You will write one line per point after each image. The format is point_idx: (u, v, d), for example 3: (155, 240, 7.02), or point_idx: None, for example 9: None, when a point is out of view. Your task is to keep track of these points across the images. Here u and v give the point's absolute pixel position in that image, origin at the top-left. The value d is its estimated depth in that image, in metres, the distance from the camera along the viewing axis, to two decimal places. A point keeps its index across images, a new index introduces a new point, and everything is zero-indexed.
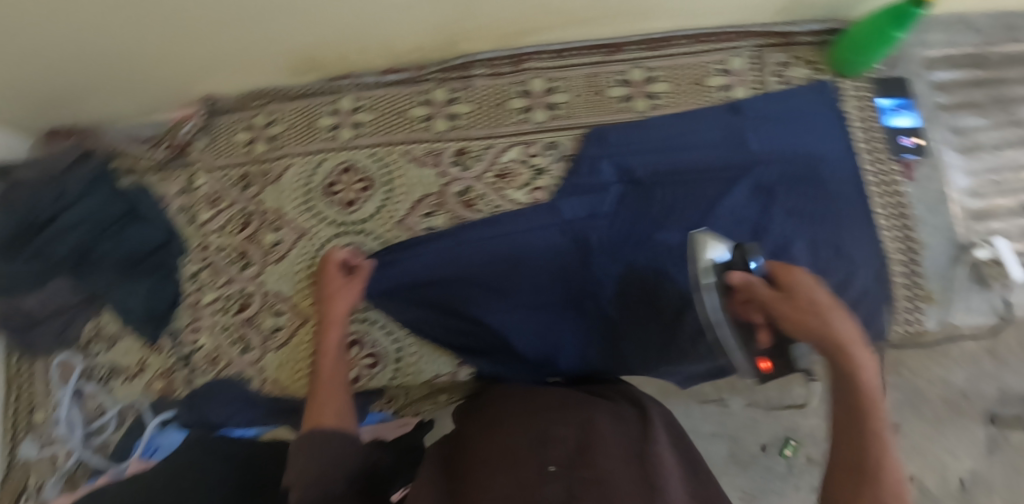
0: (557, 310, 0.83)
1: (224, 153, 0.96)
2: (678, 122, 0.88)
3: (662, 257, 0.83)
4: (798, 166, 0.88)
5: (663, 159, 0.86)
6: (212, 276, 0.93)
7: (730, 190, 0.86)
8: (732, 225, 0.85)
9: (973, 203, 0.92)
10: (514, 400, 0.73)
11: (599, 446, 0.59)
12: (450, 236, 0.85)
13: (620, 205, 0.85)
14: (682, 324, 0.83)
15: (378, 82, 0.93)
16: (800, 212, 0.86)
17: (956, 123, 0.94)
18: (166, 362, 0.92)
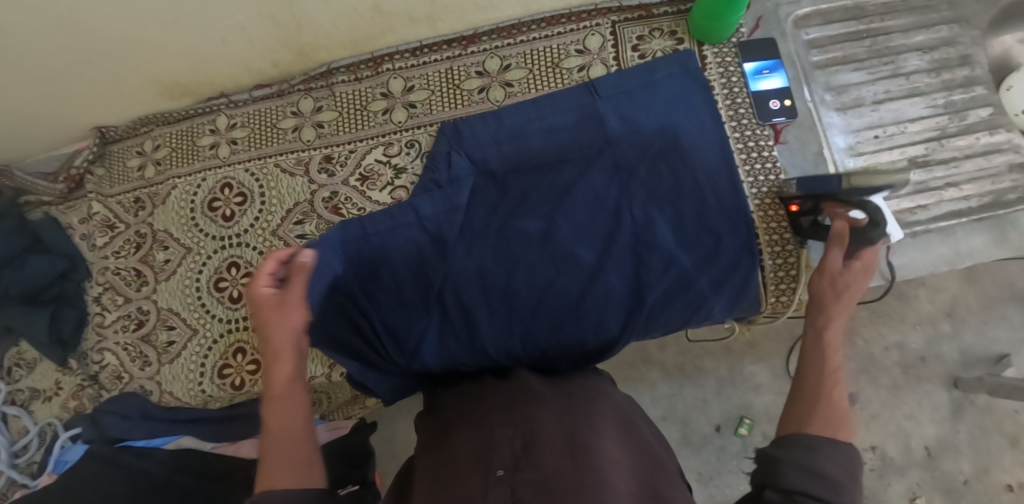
0: (412, 310, 0.83)
1: (118, 180, 1.01)
2: (532, 107, 0.88)
3: (519, 244, 0.83)
4: (655, 141, 0.84)
5: (514, 148, 0.86)
6: (112, 297, 0.98)
7: (586, 171, 0.84)
8: (592, 207, 0.84)
9: (854, 161, 0.89)
10: (461, 407, 0.69)
11: (545, 440, 0.56)
12: (316, 242, 0.83)
13: (476, 196, 0.86)
14: (543, 310, 0.82)
15: (250, 98, 0.98)
16: (662, 187, 0.83)
17: (834, 81, 0.92)
18: (75, 382, 0.97)
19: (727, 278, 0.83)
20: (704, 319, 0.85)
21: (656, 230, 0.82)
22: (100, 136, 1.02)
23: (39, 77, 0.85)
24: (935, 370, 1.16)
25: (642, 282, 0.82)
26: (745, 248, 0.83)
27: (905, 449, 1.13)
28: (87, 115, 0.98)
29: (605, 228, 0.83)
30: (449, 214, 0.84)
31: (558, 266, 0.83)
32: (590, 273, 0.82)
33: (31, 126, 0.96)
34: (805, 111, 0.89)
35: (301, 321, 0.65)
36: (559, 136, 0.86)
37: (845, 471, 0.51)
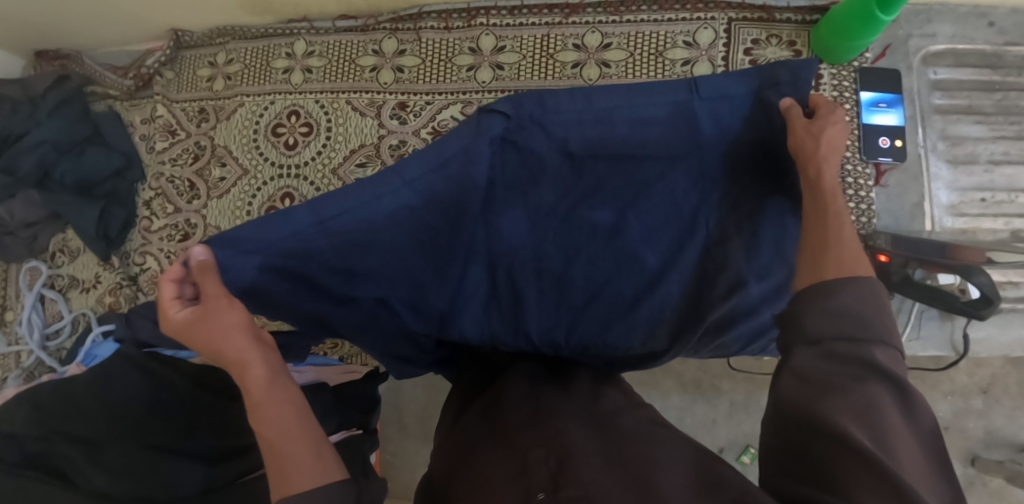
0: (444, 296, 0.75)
1: (186, 87, 0.99)
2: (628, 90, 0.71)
3: (582, 238, 0.77)
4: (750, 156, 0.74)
5: (595, 129, 0.70)
6: (163, 204, 0.97)
7: (670, 173, 0.74)
8: (665, 214, 0.76)
9: (951, 221, 0.83)
10: (488, 429, 0.64)
11: (579, 457, 0.52)
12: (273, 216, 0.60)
13: (543, 182, 0.73)
14: (592, 307, 0.80)
15: (333, 27, 0.94)
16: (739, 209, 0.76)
17: (950, 130, 0.85)
18: (114, 280, 0.98)
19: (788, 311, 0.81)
20: (756, 340, 0.84)
21: (727, 250, 0.77)
22: (174, 38, 0.99)
23: None
24: (956, 443, 1.12)
25: (700, 299, 0.78)
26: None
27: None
28: (165, 16, 0.95)
29: (677, 236, 0.77)
30: (463, 192, 0.67)
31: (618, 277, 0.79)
32: (654, 285, 0.78)
33: (107, 12, 0.93)
34: (912, 157, 0.84)
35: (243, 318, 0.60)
36: (646, 132, 0.71)
37: (868, 309, 0.47)
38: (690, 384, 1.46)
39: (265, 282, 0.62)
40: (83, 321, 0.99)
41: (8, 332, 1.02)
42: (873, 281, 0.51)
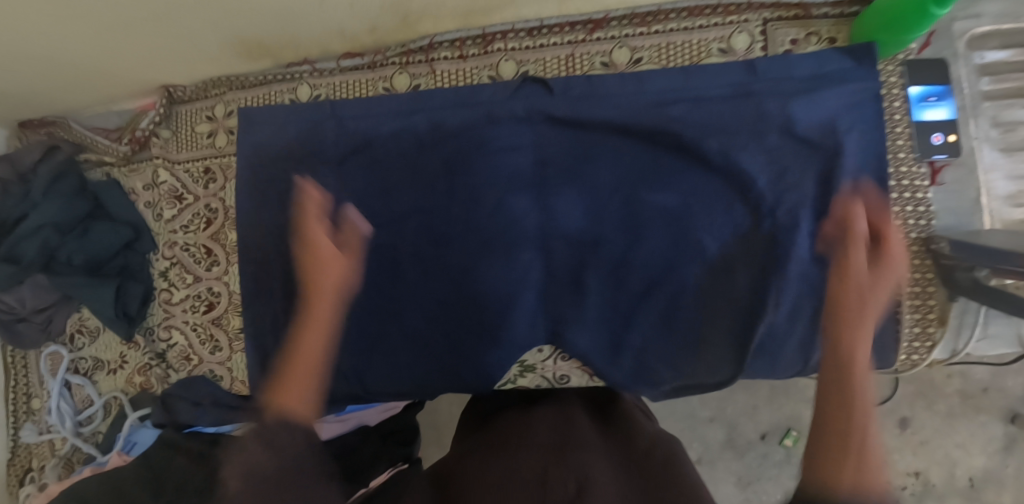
0: (443, 264, 0.81)
1: (187, 146, 0.93)
2: (601, 92, 0.81)
3: (598, 226, 0.79)
4: (741, 122, 0.78)
5: (571, 131, 0.80)
6: (180, 274, 0.92)
7: (621, 145, 0.80)
8: (657, 204, 0.78)
9: (1010, 212, 0.79)
10: (496, 446, 0.64)
11: (603, 489, 0.52)
12: (298, 178, 0.86)
13: (570, 184, 0.80)
14: (640, 305, 0.79)
15: (337, 67, 0.88)
16: (755, 175, 0.77)
17: (1001, 116, 0.80)
18: (142, 358, 0.94)
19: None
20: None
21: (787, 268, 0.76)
22: (167, 95, 0.92)
23: (101, 28, 0.74)
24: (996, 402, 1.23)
25: (755, 316, 0.77)
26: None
27: (950, 476, 1.24)
28: (155, 71, 0.88)
29: (682, 188, 0.78)
30: (440, 174, 0.82)
31: (649, 252, 0.78)
32: (694, 254, 0.77)
33: (95, 72, 0.86)
34: (967, 149, 0.79)
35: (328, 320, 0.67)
36: (609, 115, 0.79)
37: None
38: None
39: (284, 246, 0.86)
40: (116, 404, 0.95)
41: (37, 420, 0.99)
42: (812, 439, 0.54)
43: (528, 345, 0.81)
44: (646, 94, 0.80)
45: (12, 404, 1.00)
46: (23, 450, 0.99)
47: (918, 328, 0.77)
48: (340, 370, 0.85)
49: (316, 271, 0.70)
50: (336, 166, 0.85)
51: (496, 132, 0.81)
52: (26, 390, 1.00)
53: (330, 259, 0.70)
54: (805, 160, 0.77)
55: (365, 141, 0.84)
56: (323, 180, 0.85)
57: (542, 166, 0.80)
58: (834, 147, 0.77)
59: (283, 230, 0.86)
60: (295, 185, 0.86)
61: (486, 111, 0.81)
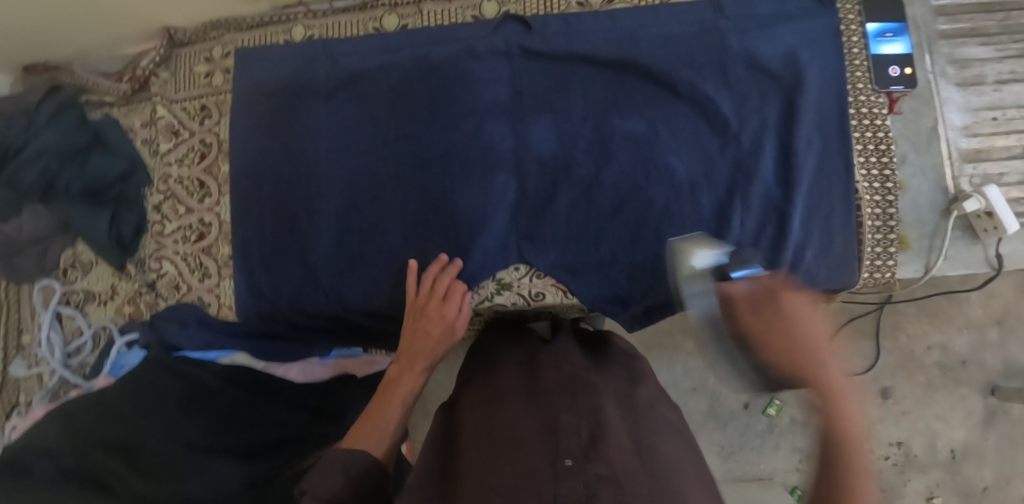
0: (425, 186, 0.85)
1: (185, 86, 0.97)
2: (568, 30, 0.85)
3: (569, 151, 0.83)
4: (703, 57, 0.83)
5: (552, 66, 0.84)
6: (173, 206, 0.95)
7: (595, 78, 0.84)
8: (626, 136, 0.82)
9: (966, 142, 0.83)
10: (519, 385, 0.65)
11: (613, 436, 0.53)
12: (292, 112, 0.90)
13: (545, 115, 0.84)
14: (610, 224, 0.82)
15: (331, 9, 0.93)
16: (717, 102, 0.81)
17: (956, 53, 0.85)
18: (133, 288, 0.96)
19: (815, 220, 0.80)
20: (799, 269, 0.80)
21: (750, 189, 0.80)
22: (168, 37, 0.97)
23: None
24: (976, 375, 1.35)
25: (720, 234, 0.80)
26: (841, 195, 0.80)
27: (931, 447, 1.36)
28: (157, 11, 0.93)
29: (651, 116, 0.82)
30: (423, 105, 0.86)
31: (620, 173, 0.82)
32: (660, 176, 0.81)
33: (104, 10, 0.91)
34: (923, 83, 0.84)
35: (446, 324, 0.79)
36: (589, 50, 0.83)
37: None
38: (710, 342, 1.47)
39: (274, 176, 0.89)
40: (104, 335, 0.97)
41: (26, 355, 0.99)
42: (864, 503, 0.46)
43: (503, 265, 0.84)
44: (621, 32, 0.85)
45: (4, 338, 1.01)
46: (12, 383, 0.99)
47: (883, 243, 0.81)
48: (322, 290, 0.87)
49: (418, 338, 0.78)
50: (325, 103, 0.89)
51: (470, 67, 0.85)
52: (18, 323, 1.01)
53: (432, 325, 0.78)
54: (775, 91, 0.82)
55: (353, 76, 0.88)
56: (314, 111, 0.89)
57: (518, 97, 0.84)
58: (794, 78, 0.81)
59: (280, 159, 0.89)
60: (288, 113, 0.90)
61: (466, 46, 0.85)
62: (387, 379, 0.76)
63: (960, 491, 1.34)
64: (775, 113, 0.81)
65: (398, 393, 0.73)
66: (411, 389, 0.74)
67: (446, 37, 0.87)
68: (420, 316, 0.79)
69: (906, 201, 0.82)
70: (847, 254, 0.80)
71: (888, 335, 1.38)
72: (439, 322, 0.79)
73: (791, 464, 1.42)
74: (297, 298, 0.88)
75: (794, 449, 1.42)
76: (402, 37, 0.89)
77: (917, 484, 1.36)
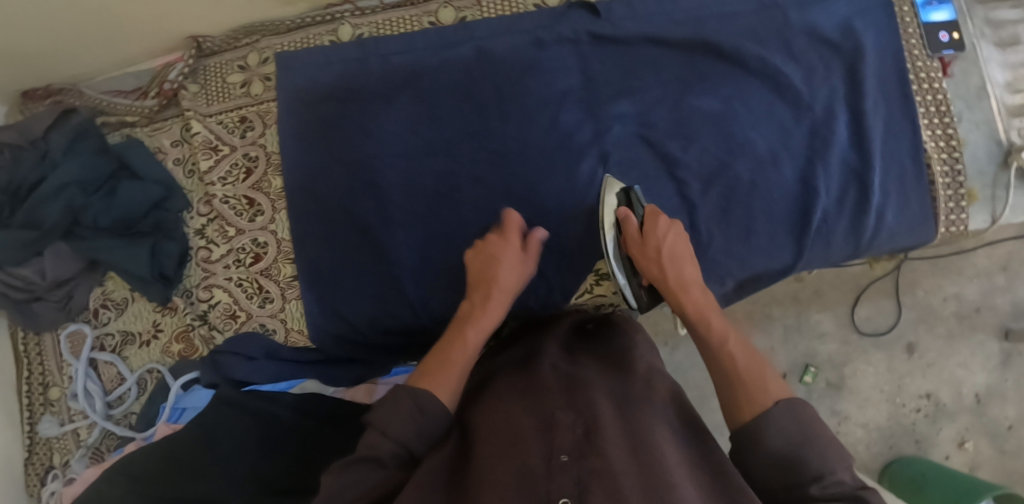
0: (503, 182, 0.82)
1: (218, 99, 0.90)
2: (632, 13, 0.85)
3: (648, 134, 0.83)
4: (768, 30, 0.84)
5: (622, 51, 0.84)
6: (221, 228, 0.87)
7: (664, 60, 0.84)
8: (703, 113, 0.83)
9: (1010, 98, 0.87)
10: (516, 383, 0.60)
11: (608, 430, 0.49)
12: (348, 118, 0.84)
13: (621, 100, 0.83)
14: (699, 206, 0.81)
15: (379, 5, 0.89)
16: (789, 75, 0.83)
17: (991, 16, 0.88)
18: (182, 322, 0.88)
19: (890, 182, 0.82)
20: (882, 229, 0.82)
21: (830, 155, 0.81)
22: (196, 46, 0.90)
23: None
24: (989, 320, 1.39)
25: (808, 202, 0.81)
26: (910, 155, 0.83)
27: (958, 394, 1.38)
28: (185, 20, 0.86)
29: (727, 91, 0.83)
30: (492, 98, 0.83)
31: (703, 151, 0.82)
32: (744, 150, 0.82)
33: (128, 23, 0.84)
34: (969, 46, 0.87)
35: (520, 269, 0.74)
36: (658, 32, 0.84)
37: (797, 436, 0.52)
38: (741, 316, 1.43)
39: (337, 187, 0.84)
40: (151, 378, 0.88)
41: (56, 412, 0.90)
42: (797, 407, 0.55)
43: (598, 254, 0.82)
44: (684, 13, 0.85)
45: (25, 394, 0.90)
46: (42, 445, 0.88)
47: (953, 195, 0.83)
48: (406, 300, 0.82)
49: (490, 267, 0.72)
50: (384, 106, 0.84)
51: (537, 53, 0.84)
52: (42, 377, 0.90)
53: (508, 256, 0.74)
54: (842, 61, 0.84)
55: (413, 73, 0.84)
56: (374, 115, 0.84)
57: (592, 83, 0.83)
58: (854, 47, 0.84)
59: (342, 170, 0.84)
60: (344, 118, 0.85)
61: (534, 36, 0.84)
62: (460, 315, 0.70)
63: (990, 433, 1.36)
64: (844, 82, 0.83)
65: (472, 330, 0.67)
66: (485, 327, 0.67)
67: (508, 28, 0.86)
68: (486, 250, 0.75)
69: (968, 155, 0.85)
70: (916, 209, 0.82)
71: (905, 292, 1.41)
72: (515, 260, 0.74)
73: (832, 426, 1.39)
74: (378, 313, 0.83)
75: (833, 413, 1.40)
76: (461, 30, 0.86)
77: (950, 431, 1.37)
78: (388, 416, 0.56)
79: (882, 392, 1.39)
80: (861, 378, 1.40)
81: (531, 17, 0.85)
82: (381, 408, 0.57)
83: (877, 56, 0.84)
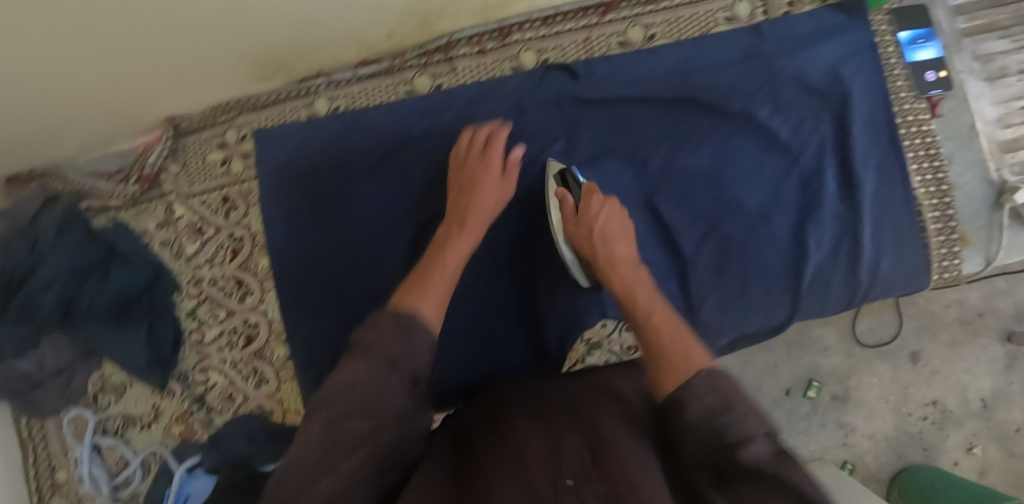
0: (490, 251, 0.82)
1: (200, 178, 0.90)
2: (611, 70, 0.83)
3: (634, 197, 0.81)
4: (755, 79, 0.82)
5: (605, 112, 0.82)
6: (211, 310, 0.88)
7: (646, 117, 0.82)
8: (690, 174, 0.81)
9: (1001, 133, 0.85)
10: (527, 413, 0.57)
11: (618, 451, 0.45)
12: (336, 194, 0.85)
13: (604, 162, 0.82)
14: (689, 269, 0.80)
15: (354, 76, 0.87)
16: (776, 128, 0.81)
17: (979, 49, 0.86)
18: (180, 405, 0.89)
19: (884, 231, 0.81)
20: (877, 279, 0.80)
21: (821, 210, 0.80)
22: (173, 127, 0.88)
23: (111, 55, 0.69)
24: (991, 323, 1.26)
25: (801, 258, 0.79)
26: (904, 202, 0.81)
27: (964, 400, 1.26)
28: (162, 103, 0.85)
29: (715, 146, 0.81)
30: None
31: (692, 210, 0.80)
32: (733, 209, 0.80)
33: (104, 108, 0.81)
34: (957, 83, 0.85)
35: (500, 190, 0.74)
36: (641, 91, 0.82)
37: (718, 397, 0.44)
38: None
39: (327, 265, 0.84)
40: (155, 459, 0.90)
41: (65, 493, 0.91)
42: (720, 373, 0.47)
43: (591, 323, 0.80)
44: (665, 68, 0.83)
45: (34, 478, 0.91)
46: None
47: (946, 240, 0.82)
48: None
49: (471, 187, 0.72)
50: (366, 180, 0.84)
51: (516, 117, 0.82)
52: (48, 460, 0.91)
53: (485, 173, 0.73)
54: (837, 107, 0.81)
55: (393, 143, 0.84)
56: (358, 193, 0.84)
57: (574, 148, 0.82)
58: (842, 94, 0.81)
59: (331, 248, 0.84)
60: (329, 195, 0.85)
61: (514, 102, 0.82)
62: (433, 243, 0.67)
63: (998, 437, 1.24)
64: (833, 132, 0.81)
65: (461, 238, 0.66)
66: (460, 249, 0.65)
67: (485, 93, 0.83)
68: (462, 168, 0.75)
69: (963, 198, 0.83)
70: (910, 255, 0.81)
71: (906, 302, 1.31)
72: (497, 183, 0.73)
73: (840, 440, 1.28)
74: None
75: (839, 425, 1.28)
76: (439, 100, 0.84)
77: (956, 437, 1.26)
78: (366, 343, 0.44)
79: (887, 403, 1.27)
80: (866, 389, 1.28)
81: (507, 80, 0.83)
82: (351, 302, 0.50)
83: (868, 104, 0.82)
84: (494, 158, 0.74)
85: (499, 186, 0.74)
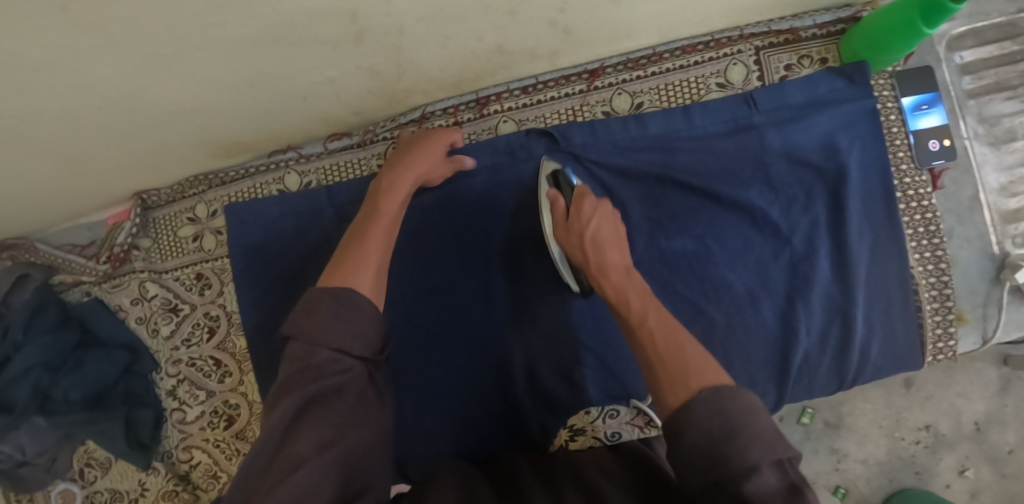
0: (465, 336, 0.80)
1: (171, 254, 0.87)
2: (594, 142, 0.79)
3: None
4: (743, 154, 0.77)
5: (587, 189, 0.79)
6: (190, 391, 0.87)
7: (627, 195, 0.78)
8: (674, 254, 0.78)
9: (1005, 203, 0.80)
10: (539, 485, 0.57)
11: None
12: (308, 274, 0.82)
13: None
14: None
15: (325, 150, 0.83)
16: (765, 209, 0.77)
17: (985, 112, 0.81)
18: (165, 483, 0.88)
19: (875, 315, 0.78)
20: (867, 364, 0.78)
21: (812, 292, 0.77)
22: (140, 203, 0.86)
23: (63, 153, 0.65)
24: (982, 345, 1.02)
25: (789, 344, 0.77)
26: (898, 282, 0.78)
27: (956, 425, 1.02)
28: (128, 183, 0.81)
29: (700, 226, 0.78)
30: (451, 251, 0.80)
31: (676, 295, 0.78)
32: (719, 294, 0.77)
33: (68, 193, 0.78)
34: (960, 150, 0.81)
35: (439, 149, 0.73)
36: (623, 167, 0.78)
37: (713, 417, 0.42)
38: None
39: None
40: None
41: None
42: (718, 390, 0.43)
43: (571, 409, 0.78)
44: (651, 139, 0.79)
45: None
46: None
47: (941, 320, 0.79)
48: None
49: (415, 145, 0.72)
50: None
51: (496, 195, 0.80)
52: None
53: (430, 137, 0.73)
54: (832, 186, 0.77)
55: None
56: None
57: None
58: (837, 168, 0.77)
59: None
60: (300, 277, 0.82)
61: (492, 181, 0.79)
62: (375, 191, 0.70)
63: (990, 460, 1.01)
64: (826, 211, 0.77)
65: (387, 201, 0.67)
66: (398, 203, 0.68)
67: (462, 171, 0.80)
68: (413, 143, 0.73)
69: (960, 275, 0.80)
70: (903, 338, 0.78)
71: None
72: (440, 142, 0.74)
73: (831, 466, 1.03)
74: None
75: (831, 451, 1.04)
76: None
77: (948, 459, 1.02)
78: (314, 316, 0.52)
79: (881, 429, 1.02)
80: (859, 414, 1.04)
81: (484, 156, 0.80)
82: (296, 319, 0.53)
83: (865, 179, 0.78)
84: (437, 141, 0.73)
85: (435, 163, 0.74)
